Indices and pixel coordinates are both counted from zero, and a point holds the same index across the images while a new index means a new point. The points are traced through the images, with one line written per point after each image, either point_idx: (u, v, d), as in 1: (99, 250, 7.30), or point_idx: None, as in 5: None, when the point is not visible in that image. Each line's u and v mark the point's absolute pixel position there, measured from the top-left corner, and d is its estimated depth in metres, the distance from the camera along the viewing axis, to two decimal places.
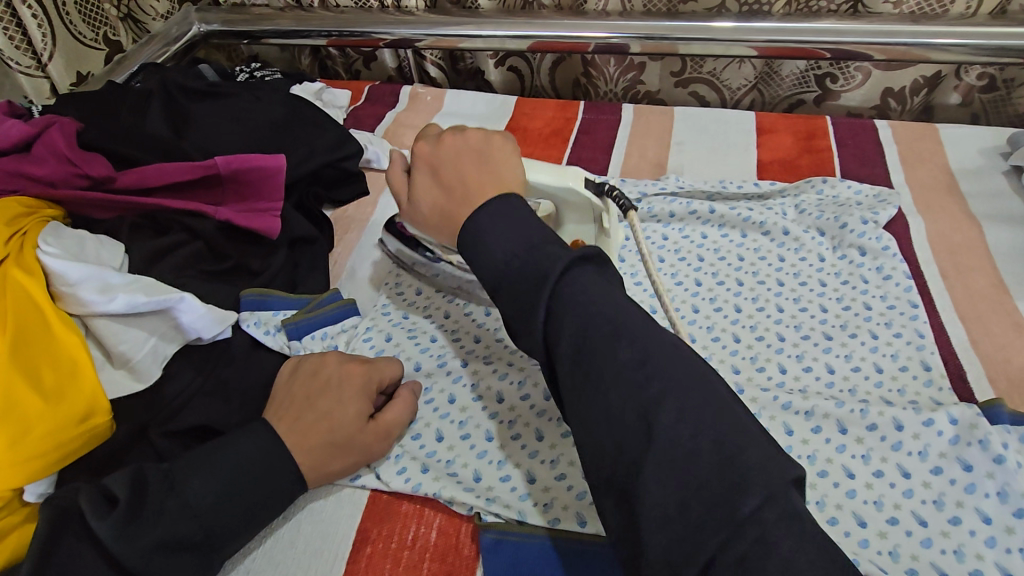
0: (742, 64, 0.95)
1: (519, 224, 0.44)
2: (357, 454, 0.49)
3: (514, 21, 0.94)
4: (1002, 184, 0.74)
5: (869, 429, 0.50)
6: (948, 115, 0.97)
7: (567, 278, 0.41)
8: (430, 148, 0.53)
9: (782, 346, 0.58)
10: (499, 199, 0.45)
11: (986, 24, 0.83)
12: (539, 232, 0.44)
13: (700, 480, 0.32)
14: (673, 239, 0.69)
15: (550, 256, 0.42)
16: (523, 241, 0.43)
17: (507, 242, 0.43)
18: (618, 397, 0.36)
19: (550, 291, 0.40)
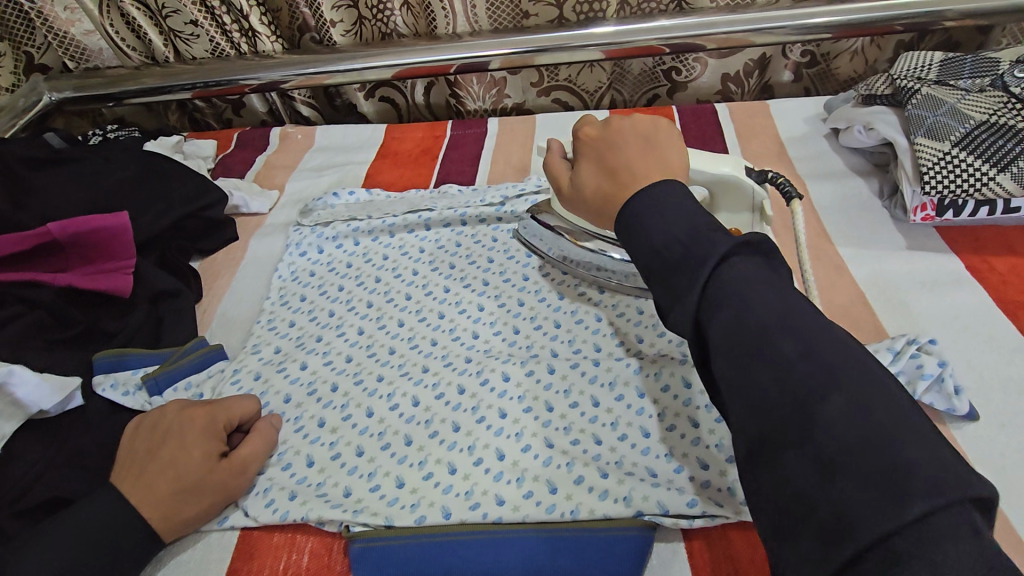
0: (593, 67, 1.01)
1: (673, 211, 0.40)
2: (218, 489, 0.49)
3: (371, 53, 0.96)
4: (824, 145, 0.82)
5: (663, 390, 0.54)
6: (785, 91, 1.07)
7: (730, 267, 0.35)
8: (598, 133, 0.53)
9: (597, 326, 0.62)
10: (659, 187, 0.42)
11: (793, 8, 0.92)
12: (703, 218, 0.39)
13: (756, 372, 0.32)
14: (504, 242, 0.73)
15: (716, 239, 0.37)
16: (681, 230, 0.39)
17: (660, 222, 0.39)
18: (674, 279, 0.37)
19: (708, 277, 0.35)
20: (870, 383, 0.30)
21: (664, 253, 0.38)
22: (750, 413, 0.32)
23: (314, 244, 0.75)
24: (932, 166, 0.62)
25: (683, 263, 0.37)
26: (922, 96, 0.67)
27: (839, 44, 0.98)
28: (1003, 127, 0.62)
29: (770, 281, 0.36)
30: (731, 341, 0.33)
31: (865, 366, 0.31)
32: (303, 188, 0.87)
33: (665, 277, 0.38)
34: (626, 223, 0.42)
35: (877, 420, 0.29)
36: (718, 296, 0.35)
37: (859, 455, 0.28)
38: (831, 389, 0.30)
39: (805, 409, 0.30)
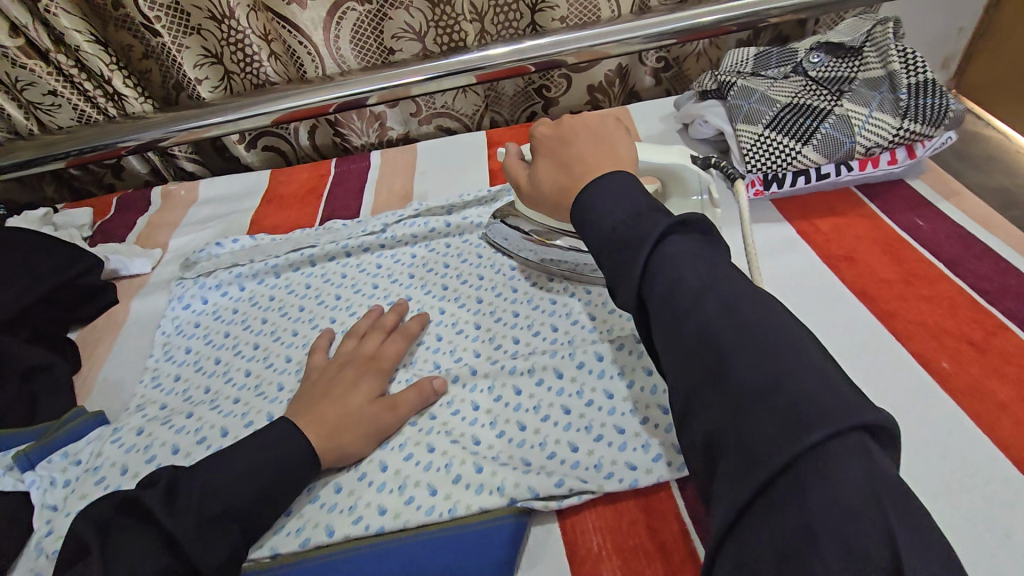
0: (466, 93, 1.06)
1: (618, 195, 0.45)
2: (398, 415, 0.54)
3: (245, 103, 0.98)
4: (677, 140, 0.90)
5: (536, 383, 0.57)
6: (649, 94, 1.16)
7: (666, 244, 0.40)
8: (551, 131, 0.57)
9: (477, 334, 0.65)
10: (609, 175, 0.47)
11: (639, 19, 0.99)
12: (649, 204, 0.44)
13: (687, 341, 0.37)
14: (387, 266, 0.76)
15: (656, 219, 0.42)
16: (627, 209, 0.44)
17: (606, 201, 0.45)
18: (621, 258, 0.42)
19: (649, 253, 0.41)
20: (784, 331, 0.36)
21: (615, 233, 0.43)
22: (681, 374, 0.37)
23: (197, 295, 0.75)
24: (751, 147, 0.70)
25: (630, 239, 0.42)
26: (738, 87, 0.75)
27: (685, 48, 1.08)
28: (805, 106, 0.70)
29: (703, 251, 0.41)
30: (669, 310, 0.39)
31: (780, 319, 0.36)
32: (186, 243, 0.86)
33: (612, 254, 0.43)
34: (582, 209, 0.46)
35: (787, 364, 0.33)
36: (657, 268, 0.40)
37: (774, 401, 0.32)
38: (750, 339, 0.35)
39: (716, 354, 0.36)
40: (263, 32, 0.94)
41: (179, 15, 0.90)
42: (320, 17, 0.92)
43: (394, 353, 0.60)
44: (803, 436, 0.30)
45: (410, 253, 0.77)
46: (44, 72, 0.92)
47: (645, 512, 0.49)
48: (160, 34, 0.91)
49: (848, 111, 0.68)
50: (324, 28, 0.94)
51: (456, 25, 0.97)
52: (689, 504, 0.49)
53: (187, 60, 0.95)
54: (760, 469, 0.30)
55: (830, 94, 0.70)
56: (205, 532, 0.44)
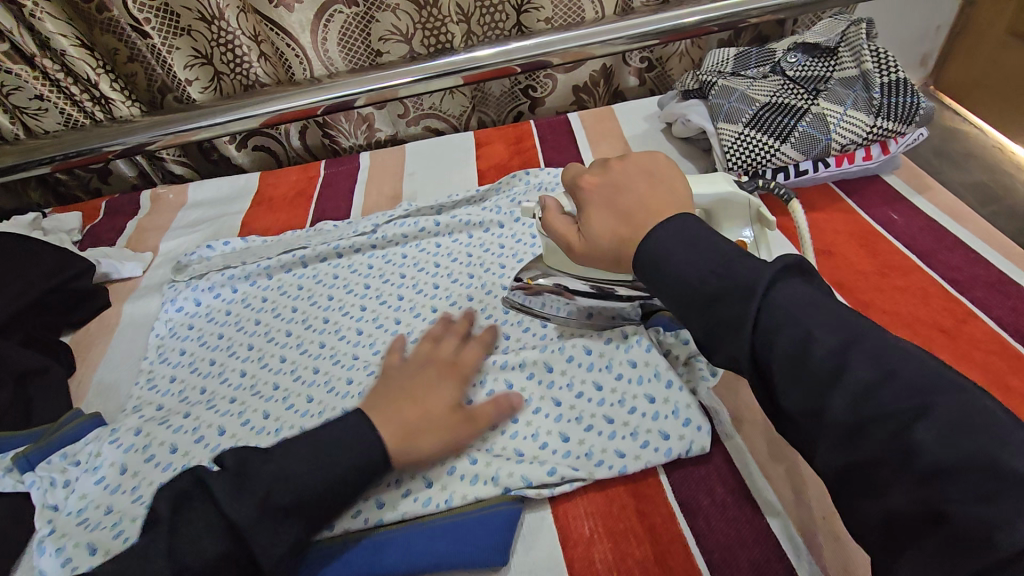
0: (453, 94, 1.07)
1: (701, 245, 0.41)
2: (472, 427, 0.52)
3: (234, 105, 0.98)
4: (661, 139, 0.92)
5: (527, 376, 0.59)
6: (633, 94, 1.18)
7: (776, 293, 0.36)
8: (601, 178, 0.53)
9: None
10: (677, 221, 0.43)
11: (622, 21, 1.01)
12: (732, 250, 0.41)
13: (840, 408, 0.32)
14: (378, 266, 0.77)
15: (753, 270, 0.38)
16: (716, 261, 0.39)
17: (686, 256, 0.41)
18: (722, 316, 0.38)
19: (759, 304, 0.36)
20: (963, 391, 0.30)
21: (705, 290, 0.39)
22: (842, 451, 0.32)
23: (189, 297, 0.76)
24: (732, 145, 0.72)
25: (728, 295, 0.38)
26: (719, 87, 0.77)
27: (667, 48, 1.10)
28: (783, 105, 0.72)
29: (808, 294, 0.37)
30: (808, 372, 0.33)
31: (947, 374, 0.31)
32: (177, 246, 0.87)
33: (706, 312, 0.39)
34: (656, 263, 0.42)
35: (983, 434, 0.28)
36: (774, 324, 0.35)
37: (983, 484, 0.27)
38: (924, 404, 0.30)
39: (882, 423, 0.30)
40: (252, 34, 0.95)
41: (168, 17, 0.90)
42: (308, 20, 0.93)
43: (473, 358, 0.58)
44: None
45: (401, 253, 0.78)
46: (30, 77, 0.92)
47: (634, 498, 0.51)
48: (150, 36, 0.91)
49: (824, 109, 0.70)
50: (312, 30, 0.95)
51: (443, 27, 0.99)
52: (676, 489, 0.51)
53: (177, 61, 0.96)
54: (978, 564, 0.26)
55: (807, 93, 0.73)
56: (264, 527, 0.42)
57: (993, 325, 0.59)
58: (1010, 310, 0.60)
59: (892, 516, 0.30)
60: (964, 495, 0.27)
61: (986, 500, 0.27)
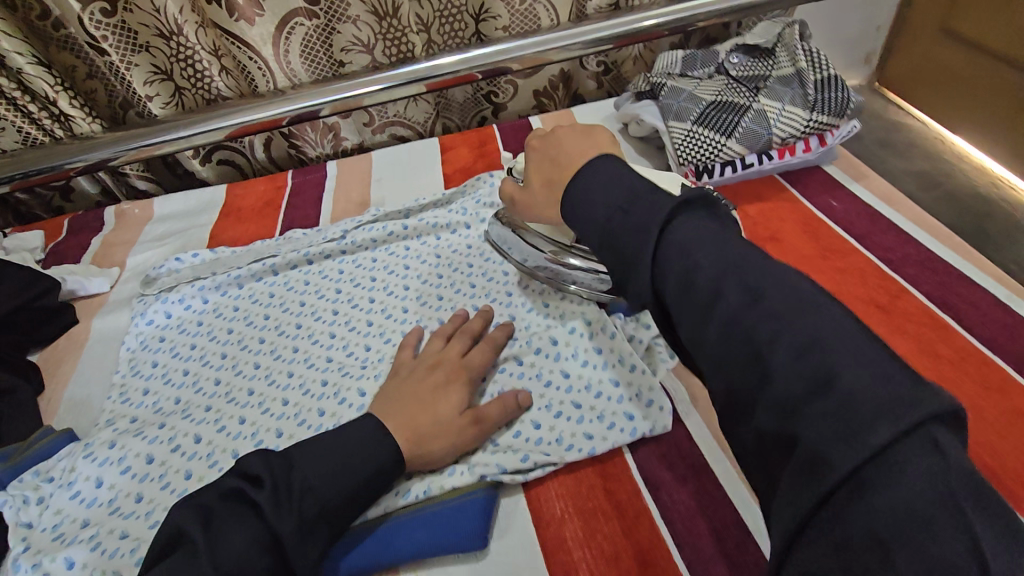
0: (417, 101, 1.10)
1: (609, 183, 0.47)
2: (483, 428, 0.54)
3: (198, 119, 0.98)
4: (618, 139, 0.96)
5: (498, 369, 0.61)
6: (592, 97, 1.22)
7: (672, 228, 0.41)
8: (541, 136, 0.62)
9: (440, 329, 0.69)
10: (595, 163, 0.49)
11: (577, 27, 1.05)
12: (640, 185, 0.46)
13: (718, 336, 0.36)
14: (349, 271, 0.79)
15: (658, 205, 0.43)
16: (618, 197, 0.45)
17: (596, 192, 0.47)
18: (633, 239, 0.42)
19: (655, 239, 0.41)
20: (819, 312, 0.34)
21: (610, 223, 0.45)
22: (718, 372, 0.36)
23: (160, 310, 0.76)
24: (682, 142, 0.76)
25: (631, 224, 0.43)
26: (668, 88, 0.82)
27: (622, 52, 1.15)
28: (727, 103, 0.77)
29: (708, 233, 0.40)
30: (693, 302, 0.38)
31: (812, 300, 0.35)
32: (144, 260, 0.87)
33: (612, 244, 0.44)
34: (575, 199, 0.48)
35: (834, 351, 0.32)
36: (668, 256, 0.40)
37: (825, 398, 0.30)
38: (781, 329, 0.34)
39: (755, 349, 0.34)
40: (212, 49, 0.96)
41: (127, 33, 0.90)
42: (269, 33, 0.95)
43: (483, 360, 0.59)
44: (869, 437, 0.28)
45: (371, 257, 0.80)
46: None
47: (603, 478, 0.53)
48: (108, 53, 0.91)
49: (764, 106, 0.75)
50: (273, 43, 0.96)
51: (404, 37, 1.01)
52: (641, 467, 0.54)
53: (137, 77, 0.96)
54: (823, 475, 0.29)
55: (749, 92, 0.77)
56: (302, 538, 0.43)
57: (976, 342, 0.59)
58: (937, 284, 0.65)
59: (760, 432, 0.33)
60: (817, 414, 0.30)
61: (832, 417, 0.30)
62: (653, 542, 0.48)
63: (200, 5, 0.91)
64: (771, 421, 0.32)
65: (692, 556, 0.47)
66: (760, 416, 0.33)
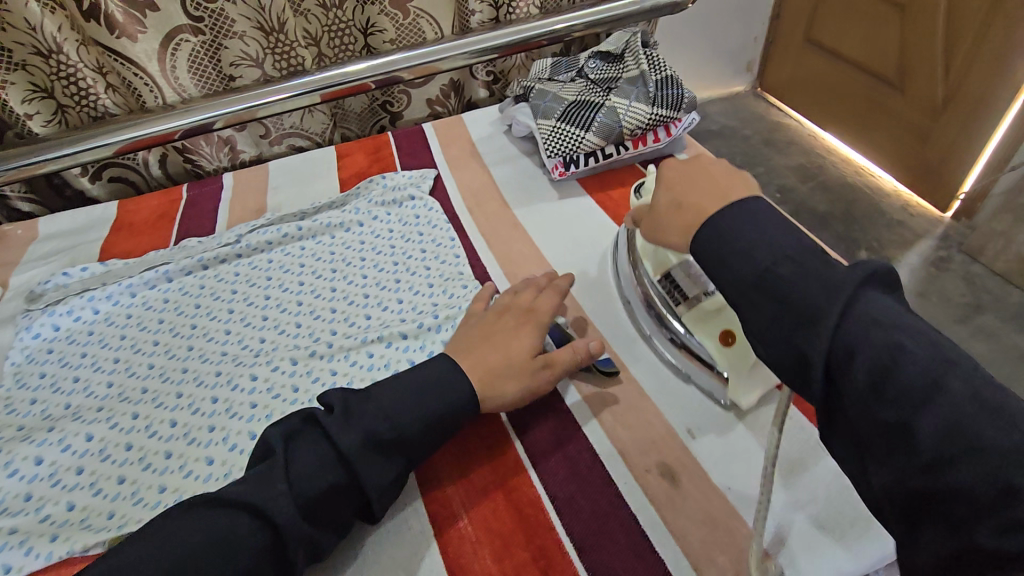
0: (312, 112, 1.14)
1: (766, 235, 0.44)
2: None
3: (83, 136, 0.97)
4: (503, 140, 1.05)
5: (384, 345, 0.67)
6: (484, 104, 1.31)
7: (864, 295, 0.39)
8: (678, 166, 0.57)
9: (333, 317, 0.73)
10: (745, 210, 0.46)
11: (460, 39, 1.14)
12: (804, 243, 0.44)
13: (927, 426, 0.34)
14: (244, 272, 0.82)
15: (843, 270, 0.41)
16: (790, 249, 0.43)
17: (754, 240, 0.44)
18: (810, 289, 0.40)
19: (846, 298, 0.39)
20: None
21: (783, 274, 0.42)
22: (920, 467, 0.34)
23: (46, 323, 0.76)
24: (548, 137, 0.86)
25: (810, 285, 0.41)
26: (537, 91, 0.92)
27: (507, 61, 1.25)
28: (585, 101, 0.87)
29: (898, 306, 0.39)
30: (893, 390, 0.36)
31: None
32: (30, 278, 0.86)
33: (774, 297, 0.42)
34: (716, 247, 0.46)
35: None
36: (858, 325, 0.38)
37: None
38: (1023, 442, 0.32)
39: (972, 451, 0.33)
40: (96, 67, 0.96)
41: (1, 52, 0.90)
42: (154, 50, 0.96)
43: None
44: None
45: (267, 258, 0.83)
46: None
47: (472, 424, 0.59)
48: None
49: (614, 104, 0.85)
50: (159, 59, 0.98)
51: (292, 51, 1.05)
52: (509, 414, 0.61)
53: (14, 96, 0.95)
54: None
55: (603, 91, 0.88)
56: (369, 455, 0.49)
57: None
58: None
59: (971, 549, 0.32)
60: None
61: None
62: (517, 471, 0.56)
63: (79, 24, 0.91)
64: (994, 538, 0.31)
65: (549, 479, 0.55)
66: (980, 530, 0.32)
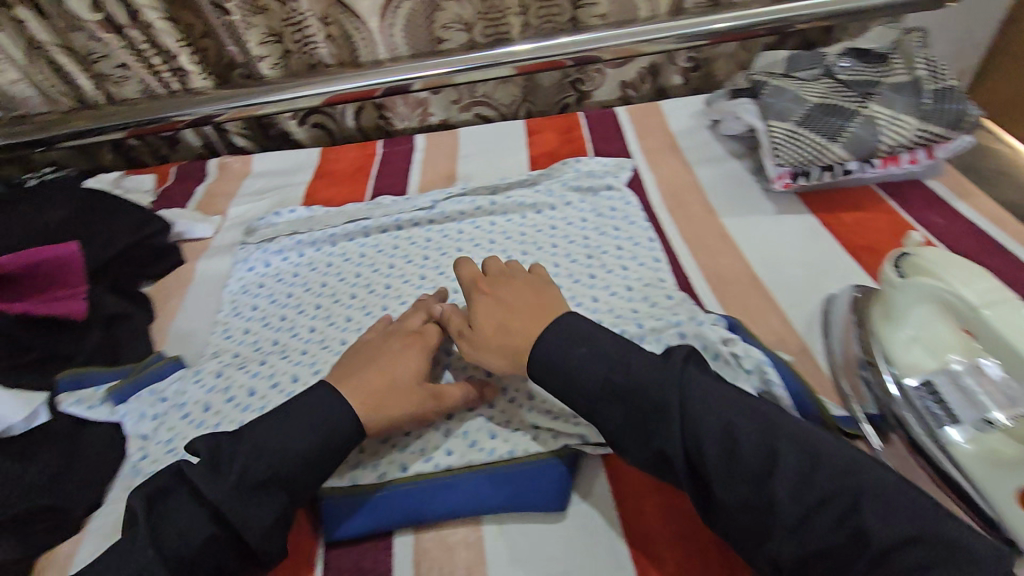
0: (506, 83, 1.12)
1: (588, 340, 0.50)
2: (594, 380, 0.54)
3: (303, 83, 1.04)
4: (707, 136, 0.95)
5: None
6: (677, 93, 1.21)
7: (687, 389, 0.45)
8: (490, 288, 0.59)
9: None
10: (558, 322, 0.52)
11: (673, 21, 1.04)
12: (595, 371, 0.47)
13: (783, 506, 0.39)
14: (436, 240, 0.81)
15: (658, 379, 0.46)
16: (612, 357, 0.48)
17: (579, 357, 0.49)
18: (663, 387, 0.45)
19: (682, 396, 0.44)
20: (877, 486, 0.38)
21: (619, 381, 0.47)
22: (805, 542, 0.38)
23: (261, 259, 0.81)
24: (781, 142, 0.75)
25: (644, 394, 0.45)
26: (771, 87, 0.80)
27: (716, 49, 1.13)
28: (833, 106, 0.75)
29: (716, 386, 0.46)
30: (739, 474, 0.41)
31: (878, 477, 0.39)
32: (244, 212, 0.92)
33: (630, 405, 0.46)
34: (546, 366, 0.50)
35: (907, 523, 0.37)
36: (694, 416, 0.44)
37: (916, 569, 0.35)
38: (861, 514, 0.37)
39: (825, 511, 0.38)
40: (321, 17, 0.99)
41: None
42: (377, 6, 0.98)
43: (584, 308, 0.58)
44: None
45: (457, 229, 0.83)
46: (117, 45, 0.98)
47: None
48: (230, 13, 0.96)
49: (873, 112, 0.73)
50: (380, 15, 0.99)
51: (503, 19, 1.03)
52: None
53: (251, 37, 1.01)
54: None
55: (857, 96, 0.76)
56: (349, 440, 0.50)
57: None
58: None
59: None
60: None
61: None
62: None
63: None
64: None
65: None
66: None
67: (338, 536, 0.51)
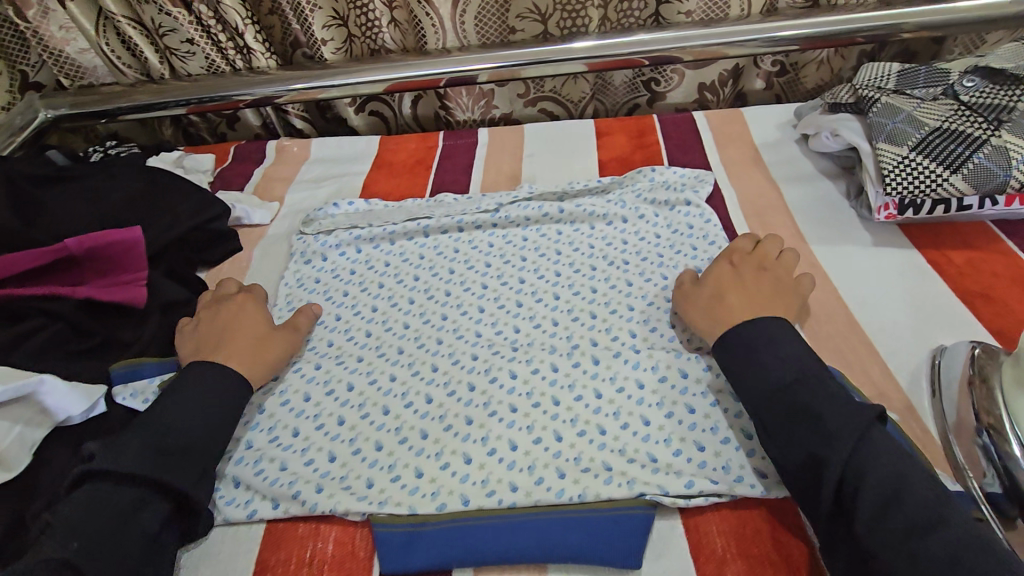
0: (577, 79, 1.06)
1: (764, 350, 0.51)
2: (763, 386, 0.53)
3: (365, 68, 0.99)
4: (795, 151, 0.88)
5: (659, 379, 0.57)
6: (758, 98, 1.13)
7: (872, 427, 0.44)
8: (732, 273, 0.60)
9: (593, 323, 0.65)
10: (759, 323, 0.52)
11: (766, 22, 0.96)
12: (810, 368, 0.48)
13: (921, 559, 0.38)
14: (499, 246, 0.77)
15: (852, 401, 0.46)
16: (799, 363, 0.49)
17: (771, 357, 0.50)
18: (833, 406, 0.45)
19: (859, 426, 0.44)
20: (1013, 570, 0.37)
21: (802, 383, 0.47)
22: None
23: (317, 252, 0.78)
24: (892, 169, 0.68)
25: (827, 422, 0.44)
26: (882, 104, 0.73)
27: (806, 55, 1.04)
28: (955, 133, 0.67)
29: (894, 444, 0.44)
30: (888, 519, 0.40)
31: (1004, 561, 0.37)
32: (302, 199, 0.90)
33: (789, 414, 0.46)
34: (746, 351, 0.51)
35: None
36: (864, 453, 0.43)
37: None
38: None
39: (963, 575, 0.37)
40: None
41: None
42: None
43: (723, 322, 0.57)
44: None
45: (521, 236, 0.78)
46: (185, 20, 0.96)
47: (764, 517, 0.49)
48: None
49: (1006, 143, 0.65)
50: (453, 2, 0.96)
51: (582, 11, 0.97)
52: None
53: (318, 19, 0.98)
54: None
55: (988, 121, 0.67)
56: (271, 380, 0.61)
57: None
58: None
59: None
60: None
61: None
62: None
63: None
64: None
65: None
66: None
67: (393, 569, 0.48)
